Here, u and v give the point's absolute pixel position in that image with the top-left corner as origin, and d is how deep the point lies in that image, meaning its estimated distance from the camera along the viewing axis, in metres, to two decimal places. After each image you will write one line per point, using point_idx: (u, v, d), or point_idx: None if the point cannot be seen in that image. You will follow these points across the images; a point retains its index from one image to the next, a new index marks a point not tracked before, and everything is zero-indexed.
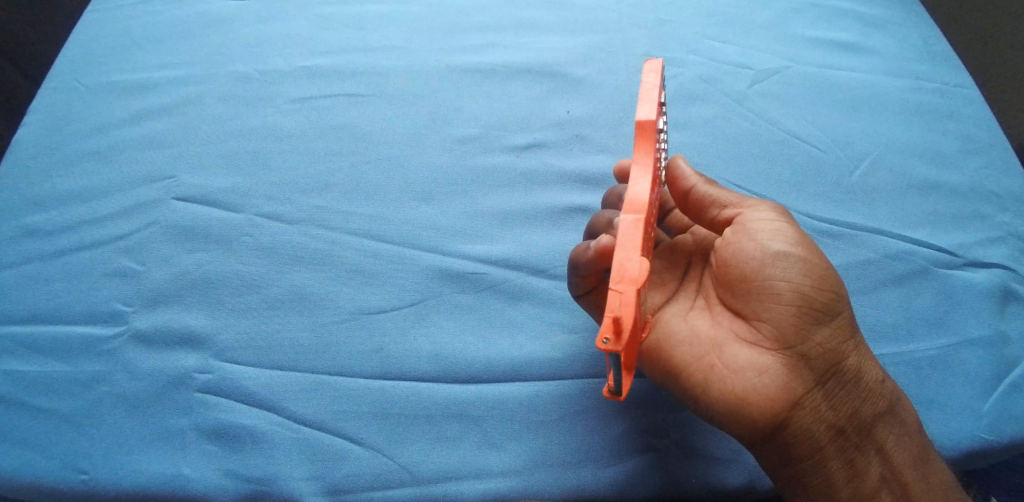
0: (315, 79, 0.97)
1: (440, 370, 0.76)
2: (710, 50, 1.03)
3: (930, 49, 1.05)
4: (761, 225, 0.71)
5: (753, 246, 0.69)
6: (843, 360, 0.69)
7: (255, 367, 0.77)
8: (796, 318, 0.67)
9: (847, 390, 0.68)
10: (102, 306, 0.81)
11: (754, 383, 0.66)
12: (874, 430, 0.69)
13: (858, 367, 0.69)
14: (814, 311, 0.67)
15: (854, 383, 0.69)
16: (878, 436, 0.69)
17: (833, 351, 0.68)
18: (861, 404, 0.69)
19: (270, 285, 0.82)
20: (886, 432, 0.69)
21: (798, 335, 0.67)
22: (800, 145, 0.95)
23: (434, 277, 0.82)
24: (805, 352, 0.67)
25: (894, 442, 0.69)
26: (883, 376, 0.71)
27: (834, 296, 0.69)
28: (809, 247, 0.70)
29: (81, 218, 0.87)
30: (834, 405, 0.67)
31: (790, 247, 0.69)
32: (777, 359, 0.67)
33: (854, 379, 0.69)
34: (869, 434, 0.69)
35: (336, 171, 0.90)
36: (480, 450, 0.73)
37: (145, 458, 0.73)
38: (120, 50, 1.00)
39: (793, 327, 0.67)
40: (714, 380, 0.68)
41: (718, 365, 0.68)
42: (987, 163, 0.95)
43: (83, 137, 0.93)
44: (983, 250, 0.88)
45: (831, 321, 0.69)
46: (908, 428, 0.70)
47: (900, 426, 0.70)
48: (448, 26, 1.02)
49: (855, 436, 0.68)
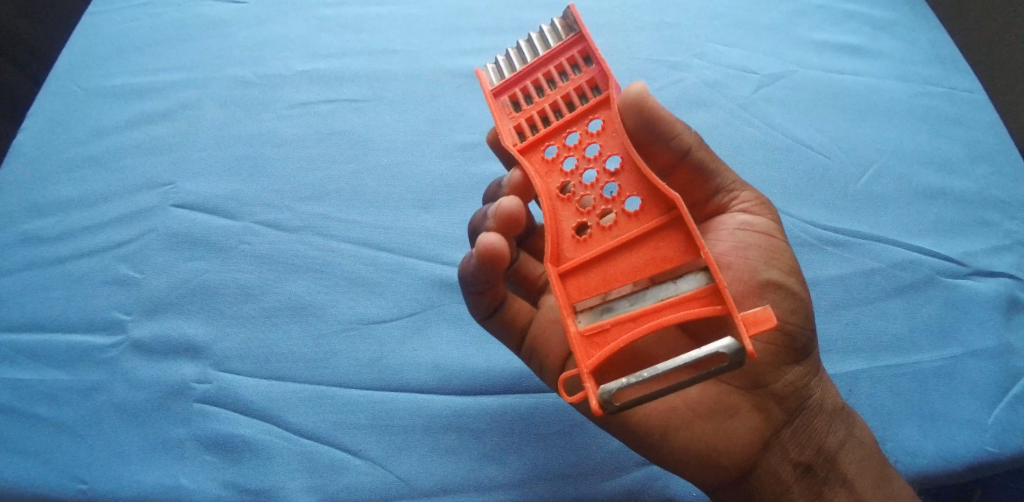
0: (315, 84, 0.96)
1: (440, 382, 0.76)
2: (715, 54, 1.02)
3: (937, 52, 1.04)
4: (753, 238, 0.69)
5: (743, 273, 0.67)
6: (811, 394, 0.68)
7: (254, 378, 0.76)
8: (775, 355, 0.66)
9: (815, 427, 0.68)
10: (101, 315, 0.80)
11: (723, 428, 0.66)
12: (839, 461, 0.67)
13: (822, 397, 0.68)
14: (792, 350, 0.66)
15: (822, 417, 0.68)
16: (842, 467, 0.67)
17: (803, 387, 0.67)
18: (828, 436, 0.68)
19: (269, 294, 0.81)
20: (853, 460, 0.67)
21: (771, 373, 0.66)
22: (804, 152, 0.94)
23: (434, 286, 0.82)
24: (778, 391, 0.67)
25: (861, 472, 0.67)
26: (842, 402, 0.69)
27: (811, 334, 0.67)
28: (797, 277, 0.68)
29: (80, 224, 0.87)
30: (800, 442, 0.67)
31: (781, 278, 0.67)
32: (747, 398, 0.67)
33: (824, 414, 0.68)
34: (835, 465, 0.67)
35: (336, 179, 0.89)
36: (479, 463, 0.72)
37: (144, 469, 0.73)
38: (120, 53, 1.00)
39: (769, 367, 0.66)
40: (676, 423, 0.67)
41: (681, 407, 0.67)
42: (995, 170, 0.93)
43: (83, 142, 0.93)
44: (990, 258, 0.86)
45: (804, 358, 0.67)
46: (868, 450, 0.68)
47: (866, 449, 0.68)
48: (449, 29, 1.01)
49: (822, 471, 0.67)
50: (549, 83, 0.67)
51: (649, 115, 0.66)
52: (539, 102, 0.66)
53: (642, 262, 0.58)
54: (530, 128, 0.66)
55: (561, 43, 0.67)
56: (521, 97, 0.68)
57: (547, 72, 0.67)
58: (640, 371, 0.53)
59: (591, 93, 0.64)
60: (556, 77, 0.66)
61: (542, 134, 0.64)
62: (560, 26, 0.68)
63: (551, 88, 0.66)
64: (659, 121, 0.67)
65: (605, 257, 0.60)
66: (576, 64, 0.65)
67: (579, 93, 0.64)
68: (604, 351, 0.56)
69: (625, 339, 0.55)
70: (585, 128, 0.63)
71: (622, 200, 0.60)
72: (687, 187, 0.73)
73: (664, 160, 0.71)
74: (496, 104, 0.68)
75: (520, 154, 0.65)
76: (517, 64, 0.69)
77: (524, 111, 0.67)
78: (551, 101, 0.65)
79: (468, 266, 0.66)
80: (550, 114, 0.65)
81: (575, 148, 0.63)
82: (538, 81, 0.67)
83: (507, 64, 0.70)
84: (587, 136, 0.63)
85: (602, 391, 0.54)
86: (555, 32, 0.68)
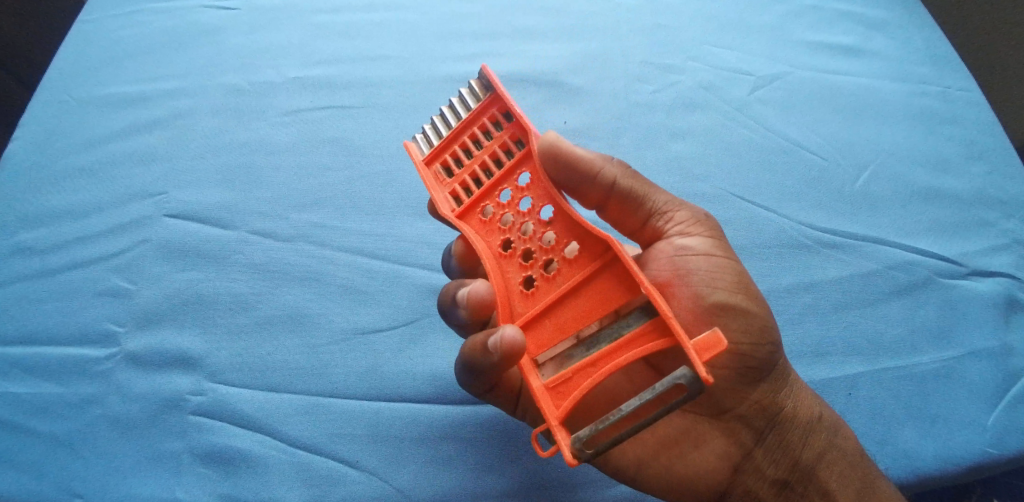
0: (307, 91, 0.96)
1: (436, 391, 0.76)
2: (708, 56, 1.01)
3: (932, 51, 1.03)
4: (696, 264, 0.65)
5: (688, 301, 0.64)
6: (781, 409, 0.68)
7: (249, 389, 0.76)
8: (738, 378, 0.66)
9: (790, 442, 0.68)
10: (95, 327, 0.79)
11: (694, 456, 0.68)
12: (817, 475, 0.69)
13: (795, 411, 0.68)
14: (753, 370, 0.65)
15: (796, 432, 0.68)
16: (820, 479, 0.69)
17: (772, 405, 0.68)
18: (803, 452, 0.68)
19: (262, 304, 0.81)
20: (834, 473, 0.68)
21: (733, 398, 0.67)
22: (799, 153, 0.94)
23: (428, 294, 0.82)
24: (744, 413, 0.68)
25: (839, 484, 0.68)
26: (820, 411, 0.69)
27: (772, 349, 0.66)
28: (748, 292, 0.65)
29: (74, 236, 0.86)
30: (775, 459, 0.69)
31: (730, 298, 0.64)
32: (713, 425, 0.69)
33: (799, 428, 0.68)
34: (812, 479, 0.69)
35: (330, 186, 0.89)
36: (476, 472, 0.72)
37: (139, 482, 0.72)
38: (111, 62, 0.99)
39: (731, 392, 0.67)
40: (651, 458, 0.68)
41: (653, 442, 0.68)
42: (992, 169, 0.93)
43: (75, 152, 0.92)
44: (988, 258, 0.86)
45: (767, 376, 0.67)
46: (850, 460, 0.69)
47: (850, 458, 0.69)
48: (442, 35, 1.01)
49: (799, 486, 0.69)
50: (475, 144, 0.67)
51: (567, 161, 0.62)
52: (468, 164, 0.65)
53: (591, 305, 0.58)
54: (465, 192, 0.65)
55: (479, 103, 0.66)
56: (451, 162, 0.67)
57: (472, 134, 0.66)
58: (606, 416, 0.53)
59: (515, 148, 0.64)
60: (479, 138, 0.66)
61: (477, 195, 0.64)
62: (476, 87, 0.67)
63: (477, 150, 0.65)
64: (578, 164, 0.63)
65: (554, 306, 0.59)
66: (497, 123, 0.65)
67: (504, 150, 0.64)
68: (569, 401, 0.55)
69: (587, 385, 0.54)
70: (516, 184, 0.62)
71: (561, 247, 0.59)
72: (622, 217, 0.69)
73: (593, 197, 0.68)
74: (427, 174, 0.67)
75: (459, 219, 0.64)
76: (443, 131, 0.69)
77: (456, 176, 0.66)
78: (479, 162, 0.65)
79: (485, 357, 0.61)
80: (482, 174, 0.64)
81: (509, 205, 0.62)
82: (466, 144, 0.67)
83: (431, 132, 0.70)
84: (519, 192, 0.62)
85: (572, 441, 0.53)
86: (473, 94, 0.68)
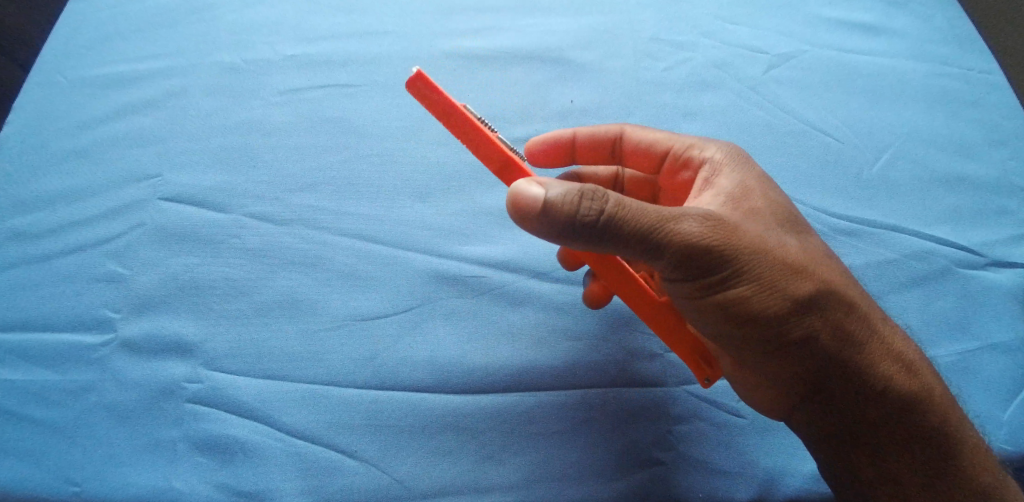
0: (305, 69, 0.93)
1: (437, 380, 0.74)
2: (722, 32, 0.98)
3: (955, 30, 1.00)
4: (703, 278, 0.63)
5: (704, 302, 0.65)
6: (830, 378, 0.67)
7: (246, 377, 0.74)
8: (767, 360, 0.67)
9: (847, 405, 0.68)
10: (89, 313, 0.77)
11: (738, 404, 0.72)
12: (879, 433, 0.67)
13: (847, 380, 0.67)
14: (782, 353, 0.67)
15: (854, 394, 0.67)
16: (882, 440, 0.67)
17: (819, 373, 0.67)
18: (862, 414, 0.67)
19: (259, 290, 0.79)
20: (898, 432, 0.67)
21: (775, 373, 0.68)
22: (816, 136, 0.91)
23: (429, 279, 0.80)
24: (787, 381, 0.68)
25: (902, 447, 0.67)
26: (886, 382, 0.67)
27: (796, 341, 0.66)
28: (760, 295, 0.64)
29: (66, 219, 0.83)
30: (829, 418, 0.68)
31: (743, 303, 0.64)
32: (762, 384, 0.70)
33: (856, 392, 0.67)
34: (875, 437, 0.67)
35: (327, 168, 0.86)
36: (479, 463, 0.71)
37: (137, 470, 0.70)
38: (104, 40, 0.96)
39: (771, 367, 0.68)
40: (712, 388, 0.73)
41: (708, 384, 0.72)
42: (1014, 155, 0.90)
43: (68, 133, 0.89)
44: (1008, 248, 0.83)
45: (800, 361, 0.67)
46: (922, 424, 0.67)
47: (921, 422, 0.67)
48: (444, 12, 0.98)
49: (855, 445, 0.68)
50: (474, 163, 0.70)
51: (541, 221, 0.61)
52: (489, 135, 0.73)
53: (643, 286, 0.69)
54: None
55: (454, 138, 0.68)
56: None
57: None
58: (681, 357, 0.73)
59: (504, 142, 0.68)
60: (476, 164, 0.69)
61: None
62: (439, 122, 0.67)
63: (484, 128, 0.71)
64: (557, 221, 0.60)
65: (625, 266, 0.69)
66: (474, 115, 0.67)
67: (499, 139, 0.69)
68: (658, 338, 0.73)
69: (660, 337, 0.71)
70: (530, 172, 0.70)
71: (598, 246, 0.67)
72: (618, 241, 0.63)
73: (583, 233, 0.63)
74: None
75: None
76: None
77: None
78: None
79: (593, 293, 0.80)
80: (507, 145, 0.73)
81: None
82: None
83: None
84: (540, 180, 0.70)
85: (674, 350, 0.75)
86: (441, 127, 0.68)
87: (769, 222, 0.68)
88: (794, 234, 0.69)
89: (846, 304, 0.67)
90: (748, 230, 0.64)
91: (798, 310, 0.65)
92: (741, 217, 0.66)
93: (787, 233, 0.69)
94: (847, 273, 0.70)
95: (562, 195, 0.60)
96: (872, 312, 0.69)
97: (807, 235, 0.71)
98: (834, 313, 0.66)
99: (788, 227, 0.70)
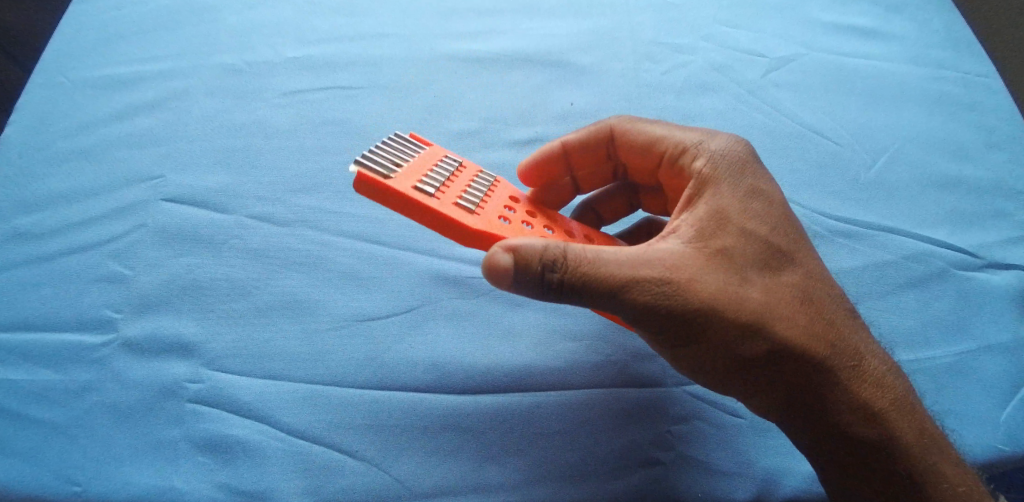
0: (306, 71, 0.94)
1: (437, 380, 0.74)
2: (721, 36, 0.99)
3: (951, 35, 1.01)
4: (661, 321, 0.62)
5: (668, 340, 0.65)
6: (804, 411, 0.65)
7: (248, 377, 0.74)
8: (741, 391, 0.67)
9: (823, 436, 0.66)
10: (91, 313, 0.78)
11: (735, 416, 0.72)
12: (858, 464, 0.65)
13: (822, 413, 0.65)
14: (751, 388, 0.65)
15: (829, 427, 0.65)
16: (863, 470, 0.65)
17: (794, 405, 0.65)
18: (839, 446, 0.65)
19: (260, 290, 0.79)
20: (878, 466, 0.64)
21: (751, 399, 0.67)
22: (814, 138, 0.91)
23: (430, 281, 0.80)
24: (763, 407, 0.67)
25: (882, 480, 0.64)
26: (861, 418, 0.63)
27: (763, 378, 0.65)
28: (720, 335, 0.62)
29: (68, 220, 0.84)
30: (808, 444, 0.67)
31: (704, 343, 0.63)
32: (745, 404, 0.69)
33: (830, 425, 0.65)
34: (854, 467, 0.65)
35: (329, 170, 0.87)
36: (479, 463, 0.71)
37: (137, 470, 0.70)
38: (106, 42, 0.97)
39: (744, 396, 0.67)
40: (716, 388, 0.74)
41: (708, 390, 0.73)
42: (1011, 157, 0.91)
43: (69, 134, 0.90)
44: (1005, 250, 0.84)
45: (772, 394, 0.65)
46: (900, 460, 0.63)
47: (899, 460, 0.63)
48: (446, 16, 0.99)
49: (836, 470, 0.66)
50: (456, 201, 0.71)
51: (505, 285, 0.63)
52: (461, 175, 0.71)
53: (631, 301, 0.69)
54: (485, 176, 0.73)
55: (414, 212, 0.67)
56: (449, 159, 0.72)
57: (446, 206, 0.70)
58: None
59: (465, 204, 0.67)
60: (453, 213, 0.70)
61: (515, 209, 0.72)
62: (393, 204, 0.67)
63: (451, 178, 0.70)
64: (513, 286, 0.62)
65: None
66: (428, 187, 0.66)
67: (461, 198, 0.68)
68: None
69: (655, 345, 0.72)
70: (504, 218, 0.69)
71: None
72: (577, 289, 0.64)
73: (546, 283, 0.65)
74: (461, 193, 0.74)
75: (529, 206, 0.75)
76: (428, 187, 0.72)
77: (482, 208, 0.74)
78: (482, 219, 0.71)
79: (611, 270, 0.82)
80: (480, 185, 0.71)
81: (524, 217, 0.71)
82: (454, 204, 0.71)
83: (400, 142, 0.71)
84: (516, 223, 0.69)
85: None
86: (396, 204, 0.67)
87: (738, 266, 0.63)
88: (765, 276, 0.65)
89: (811, 360, 0.63)
90: (703, 287, 0.62)
91: (756, 365, 0.64)
92: (701, 267, 0.62)
93: (757, 276, 0.64)
94: (825, 316, 0.65)
95: (525, 258, 0.60)
96: (847, 362, 0.64)
97: (784, 272, 0.66)
98: (802, 355, 0.63)
99: (764, 256, 0.65)
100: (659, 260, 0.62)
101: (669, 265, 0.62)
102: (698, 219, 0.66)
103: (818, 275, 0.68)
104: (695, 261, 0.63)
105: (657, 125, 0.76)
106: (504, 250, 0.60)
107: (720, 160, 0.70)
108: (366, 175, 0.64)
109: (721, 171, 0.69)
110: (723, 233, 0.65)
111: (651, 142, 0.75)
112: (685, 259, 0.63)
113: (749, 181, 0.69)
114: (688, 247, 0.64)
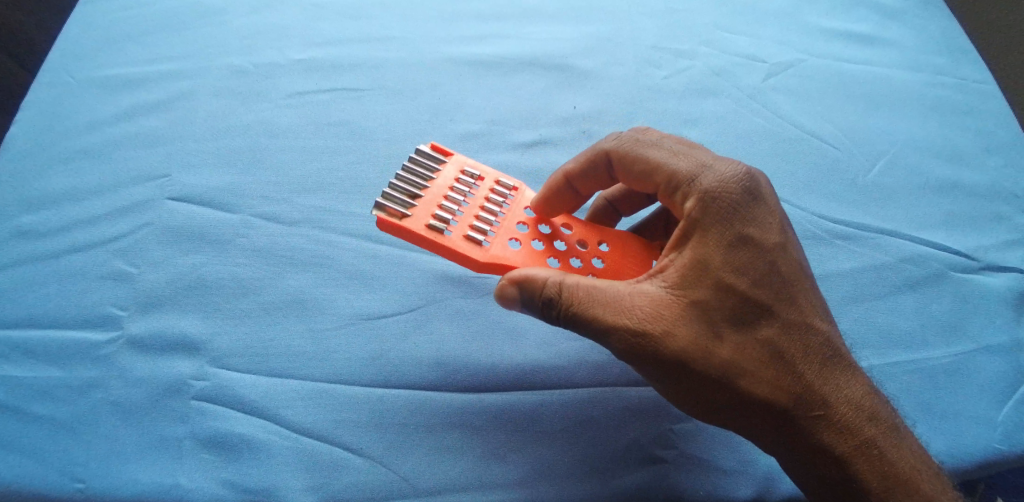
0: (312, 73, 0.95)
1: (442, 378, 0.75)
2: (722, 42, 1.00)
3: (949, 42, 1.02)
4: (637, 361, 0.63)
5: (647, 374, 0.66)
6: (777, 448, 0.65)
7: (253, 375, 0.75)
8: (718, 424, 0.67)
9: (793, 470, 0.66)
10: (96, 310, 0.78)
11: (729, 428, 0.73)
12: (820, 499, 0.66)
13: (791, 452, 0.65)
14: (727, 424, 0.66)
15: (797, 465, 0.65)
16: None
17: (767, 442, 0.66)
18: (807, 481, 0.66)
19: (266, 289, 0.79)
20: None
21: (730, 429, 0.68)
22: (814, 143, 0.93)
23: (435, 280, 0.81)
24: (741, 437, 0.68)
25: None
26: (825, 462, 0.63)
27: (738, 418, 0.65)
28: (692, 379, 0.63)
29: (73, 218, 0.84)
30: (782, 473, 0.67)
31: (678, 384, 0.64)
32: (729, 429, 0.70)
33: (798, 463, 0.65)
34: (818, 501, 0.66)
35: (335, 170, 0.88)
36: (482, 461, 0.71)
37: (141, 467, 0.70)
38: (113, 43, 0.97)
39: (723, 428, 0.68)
40: None
41: None
42: (1007, 163, 0.92)
43: (75, 133, 0.90)
44: (1001, 253, 0.85)
45: (747, 431, 0.66)
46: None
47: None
48: (451, 19, 1.00)
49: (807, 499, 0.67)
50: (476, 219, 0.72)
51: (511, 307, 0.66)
52: (475, 195, 0.72)
53: None
54: (500, 193, 0.73)
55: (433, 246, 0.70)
56: (466, 177, 0.73)
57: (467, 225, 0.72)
58: None
59: (475, 236, 0.68)
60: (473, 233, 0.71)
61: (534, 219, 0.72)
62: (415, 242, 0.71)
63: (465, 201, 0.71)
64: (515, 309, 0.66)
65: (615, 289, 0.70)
66: (441, 222, 0.68)
67: (473, 227, 0.69)
68: None
69: None
70: (515, 239, 0.70)
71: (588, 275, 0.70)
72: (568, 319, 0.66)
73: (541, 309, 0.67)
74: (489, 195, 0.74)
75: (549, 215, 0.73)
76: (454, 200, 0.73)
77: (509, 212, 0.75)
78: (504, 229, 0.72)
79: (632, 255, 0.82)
80: (494, 204, 0.72)
81: (537, 232, 0.71)
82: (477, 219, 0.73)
83: (419, 162, 0.73)
84: (527, 243, 0.70)
85: None
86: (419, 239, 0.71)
87: (712, 321, 0.62)
88: (741, 327, 0.63)
89: (775, 412, 0.63)
90: (674, 339, 0.61)
91: (729, 410, 0.64)
92: (676, 319, 0.62)
93: (731, 328, 0.62)
94: (797, 369, 0.63)
95: (530, 292, 0.63)
96: (813, 412, 0.63)
97: (763, 323, 0.63)
98: (772, 404, 0.63)
99: (745, 307, 0.62)
100: (636, 308, 0.62)
101: (643, 313, 0.62)
102: (682, 265, 0.64)
103: (805, 322, 0.64)
104: (670, 312, 0.62)
105: (655, 149, 0.69)
106: (511, 283, 0.64)
107: (710, 202, 0.64)
108: (384, 219, 0.67)
109: (710, 214, 0.63)
110: (701, 283, 0.62)
111: (649, 171, 0.69)
112: (661, 309, 0.62)
113: (739, 225, 0.63)
114: (668, 294, 0.63)
